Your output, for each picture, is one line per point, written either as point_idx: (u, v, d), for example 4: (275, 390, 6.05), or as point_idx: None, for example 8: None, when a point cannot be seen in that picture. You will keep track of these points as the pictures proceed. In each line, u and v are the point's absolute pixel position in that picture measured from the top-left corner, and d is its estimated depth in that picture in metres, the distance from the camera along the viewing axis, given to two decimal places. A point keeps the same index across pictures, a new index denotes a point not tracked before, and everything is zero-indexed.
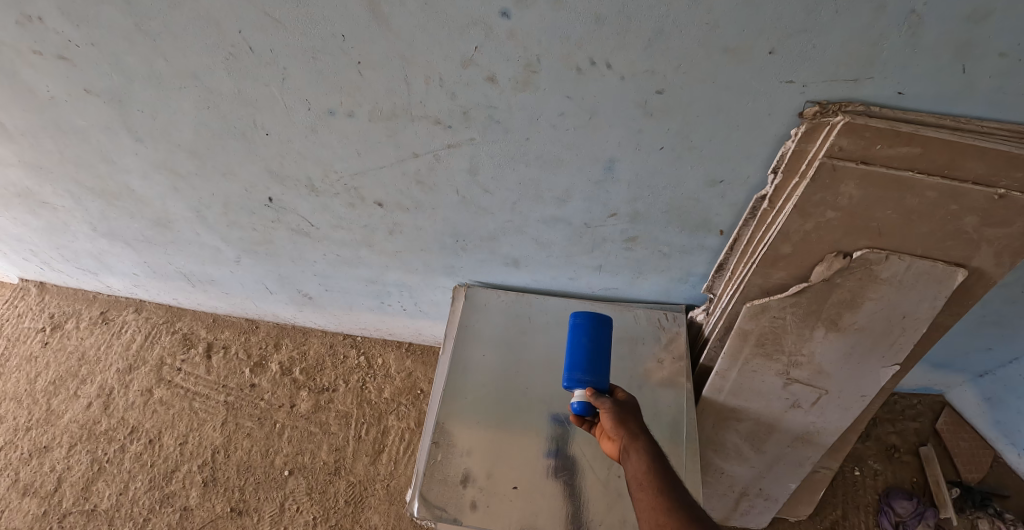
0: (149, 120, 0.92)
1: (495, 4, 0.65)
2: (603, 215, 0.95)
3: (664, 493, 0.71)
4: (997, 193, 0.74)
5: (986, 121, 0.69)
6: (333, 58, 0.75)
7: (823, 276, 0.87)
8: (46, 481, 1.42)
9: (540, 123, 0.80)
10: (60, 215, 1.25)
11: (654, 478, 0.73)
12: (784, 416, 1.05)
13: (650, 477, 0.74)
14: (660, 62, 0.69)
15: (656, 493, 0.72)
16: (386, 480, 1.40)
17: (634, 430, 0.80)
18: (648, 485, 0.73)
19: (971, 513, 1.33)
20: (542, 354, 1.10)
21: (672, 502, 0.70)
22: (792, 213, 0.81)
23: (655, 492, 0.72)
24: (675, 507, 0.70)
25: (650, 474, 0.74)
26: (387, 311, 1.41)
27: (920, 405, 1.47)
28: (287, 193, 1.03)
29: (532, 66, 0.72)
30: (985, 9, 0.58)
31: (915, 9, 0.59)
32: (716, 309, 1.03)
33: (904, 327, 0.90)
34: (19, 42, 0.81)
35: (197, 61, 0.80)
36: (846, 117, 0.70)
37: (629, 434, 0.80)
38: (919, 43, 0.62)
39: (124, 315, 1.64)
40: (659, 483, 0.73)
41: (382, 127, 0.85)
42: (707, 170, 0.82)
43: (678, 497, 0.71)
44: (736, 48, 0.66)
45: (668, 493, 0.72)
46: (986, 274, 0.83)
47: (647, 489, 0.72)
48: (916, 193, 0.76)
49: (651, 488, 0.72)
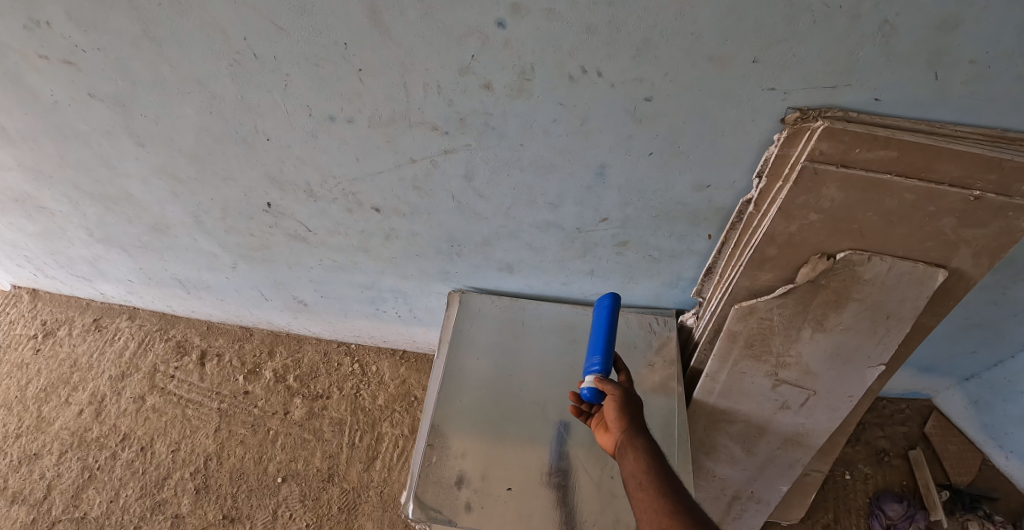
0: (152, 125, 0.94)
1: (492, 15, 0.68)
2: (595, 220, 0.97)
3: (664, 494, 0.71)
4: (972, 194, 0.77)
5: (959, 125, 0.73)
6: (334, 66, 0.78)
7: (808, 277, 0.90)
8: (36, 489, 1.40)
9: (534, 129, 0.82)
10: (57, 220, 1.26)
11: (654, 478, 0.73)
12: (773, 417, 1.07)
13: (649, 477, 0.74)
14: (649, 70, 0.72)
15: (656, 494, 0.71)
16: (380, 486, 1.40)
17: (634, 426, 0.81)
18: (648, 485, 0.73)
19: (961, 515, 1.35)
20: (535, 358, 1.11)
21: (673, 503, 0.70)
22: (776, 216, 0.84)
23: (656, 493, 0.71)
24: (675, 508, 0.69)
25: (650, 474, 0.74)
26: (382, 318, 1.42)
27: (908, 409, 1.49)
28: (286, 198, 1.05)
29: (527, 74, 0.75)
30: (953, 18, 0.61)
31: (888, 19, 0.63)
32: (705, 312, 1.05)
33: (888, 327, 0.92)
34: (26, 47, 0.83)
35: (202, 66, 0.82)
36: (825, 122, 0.74)
37: (628, 430, 0.81)
38: (892, 52, 0.65)
39: (118, 322, 1.64)
40: (659, 483, 0.72)
41: (381, 132, 0.87)
42: (694, 175, 0.85)
43: (677, 498, 0.70)
44: (721, 56, 0.69)
45: (668, 493, 0.71)
46: (966, 275, 0.86)
47: (647, 490, 0.72)
48: (894, 196, 0.79)
49: (651, 489, 0.72)
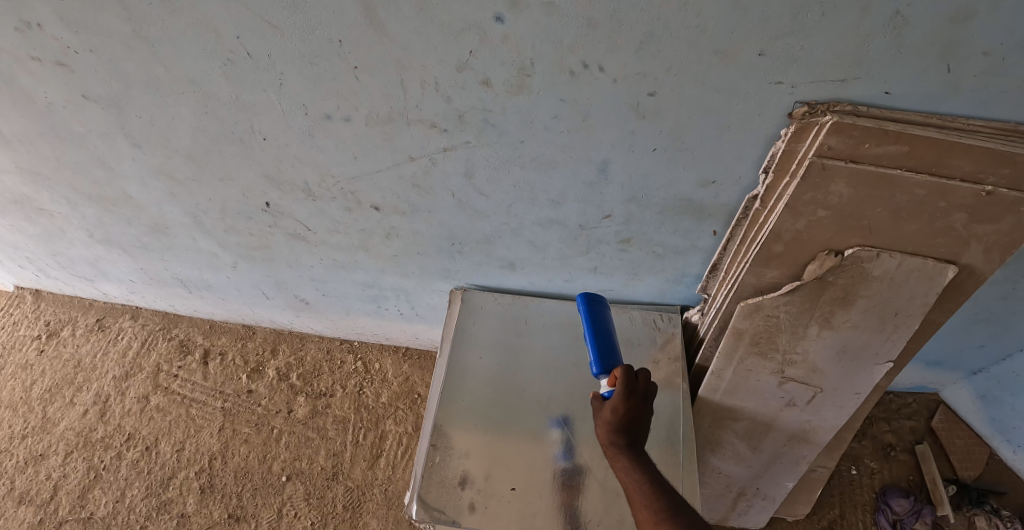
0: (147, 125, 0.93)
1: (489, 9, 0.67)
2: (597, 217, 0.96)
3: (649, 507, 0.73)
4: (984, 189, 0.75)
5: (971, 119, 0.71)
6: (330, 63, 0.76)
7: (815, 274, 0.88)
8: (42, 489, 1.41)
9: (534, 125, 0.81)
10: (56, 222, 1.25)
11: (637, 493, 0.75)
12: (780, 415, 1.05)
13: (633, 491, 0.75)
14: (652, 64, 0.70)
15: (643, 508, 0.73)
16: (384, 484, 1.40)
17: (610, 442, 0.81)
18: (634, 502, 0.75)
19: (969, 510, 1.34)
20: (538, 356, 1.10)
21: (658, 514, 0.72)
22: (783, 212, 0.83)
23: (643, 505, 0.73)
24: (661, 518, 0.71)
25: (633, 490, 0.75)
26: (384, 316, 1.42)
27: (915, 403, 1.48)
28: (284, 197, 1.03)
29: (526, 70, 0.73)
30: (968, 9, 0.59)
31: (900, 10, 0.60)
32: (711, 309, 1.04)
33: (897, 324, 0.91)
34: (17, 48, 0.81)
35: (194, 67, 0.81)
36: (834, 116, 0.71)
37: (607, 448, 0.81)
38: (903, 44, 0.63)
39: (121, 322, 1.64)
40: (641, 496, 0.74)
41: (379, 131, 0.86)
42: (699, 171, 0.83)
43: (663, 506, 0.72)
44: (726, 50, 0.67)
45: (654, 504, 0.73)
46: (976, 271, 0.85)
47: (635, 502, 0.75)
48: (904, 191, 0.77)
49: (637, 503, 0.74)
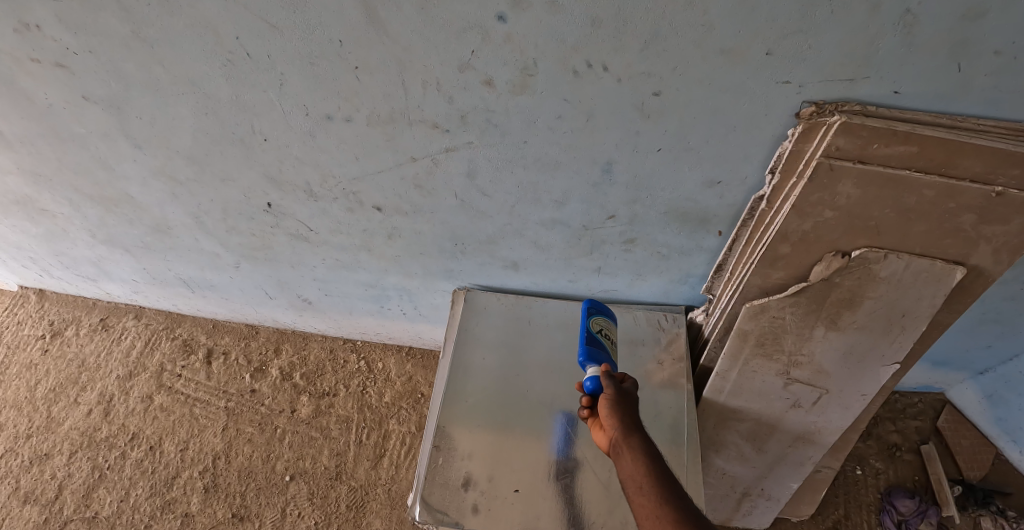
0: (148, 127, 0.92)
1: (491, 9, 0.66)
2: (601, 218, 0.95)
3: (664, 500, 0.70)
4: (994, 191, 0.74)
5: (981, 119, 0.70)
6: (330, 64, 0.76)
7: (822, 276, 0.87)
8: (47, 489, 1.42)
9: (537, 125, 0.80)
10: (58, 222, 1.25)
11: (653, 483, 0.72)
12: (784, 416, 1.05)
13: (647, 480, 0.73)
14: (657, 64, 0.69)
15: (658, 499, 0.70)
16: (387, 484, 1.40)
17: (629, 426, 0.80)
18: (647, 489, 0.72)
19: (974, 510, 1.32)
20: (542, 357, 1.10)
21: (675, 508, 0.69)
22: (790, 213, 0.81)
23: (655, 497, 0.71)
24: (679, 514, 0.68)
25: (649, 477, 0.73)
26: (387, 315, 1.41)
27: (921, 403, 1.47)
28: (286, 198, 1.03)
29: (529, 69, 0.72)
30: (980, 7, 0.58)
31: (910, 9, 0.59)
32: (716, 309, 1.03)
33: (904, 326, 0.90)
34: (17, 50, 0.81)
35: (194, 67, 0.80)
36: (842, 116, 0.70)
37: (623, 429, 0.80)
38: (913, 43, 0.62)
39: (124, 321, 1.64)
40: (659, 486, 0.72)
41: (380, 131, 0.85)
42: (704, 171, 0.82)
43: (679, 504, 0.69)
44: (732, 49, 0.66)
45: (670, 499, 0.70)
46: (985, 272, 0.84)
47: (647, 492, 0.72)
48: (913, 192, 0.76)
49: (651, 493, 0.71)
